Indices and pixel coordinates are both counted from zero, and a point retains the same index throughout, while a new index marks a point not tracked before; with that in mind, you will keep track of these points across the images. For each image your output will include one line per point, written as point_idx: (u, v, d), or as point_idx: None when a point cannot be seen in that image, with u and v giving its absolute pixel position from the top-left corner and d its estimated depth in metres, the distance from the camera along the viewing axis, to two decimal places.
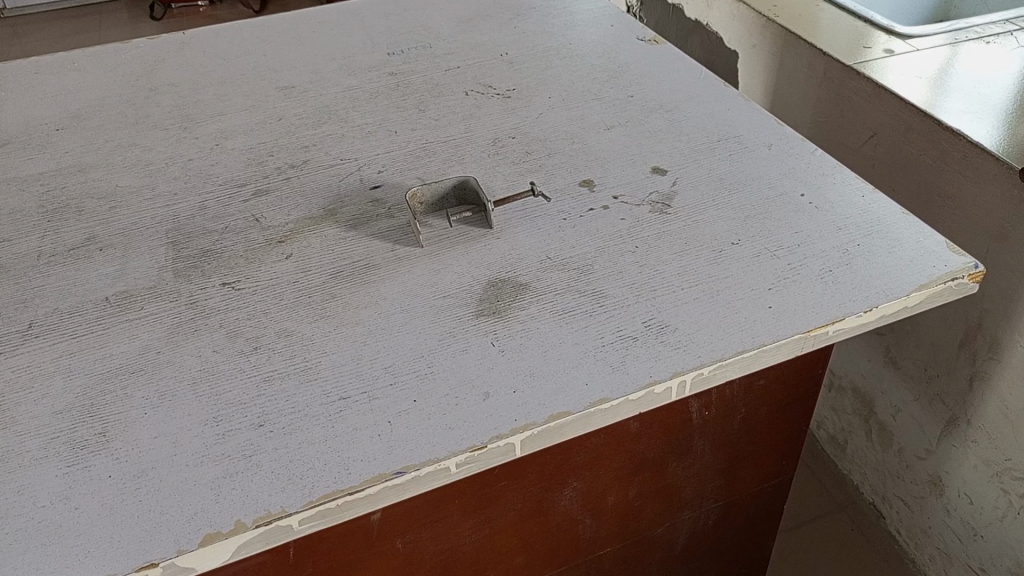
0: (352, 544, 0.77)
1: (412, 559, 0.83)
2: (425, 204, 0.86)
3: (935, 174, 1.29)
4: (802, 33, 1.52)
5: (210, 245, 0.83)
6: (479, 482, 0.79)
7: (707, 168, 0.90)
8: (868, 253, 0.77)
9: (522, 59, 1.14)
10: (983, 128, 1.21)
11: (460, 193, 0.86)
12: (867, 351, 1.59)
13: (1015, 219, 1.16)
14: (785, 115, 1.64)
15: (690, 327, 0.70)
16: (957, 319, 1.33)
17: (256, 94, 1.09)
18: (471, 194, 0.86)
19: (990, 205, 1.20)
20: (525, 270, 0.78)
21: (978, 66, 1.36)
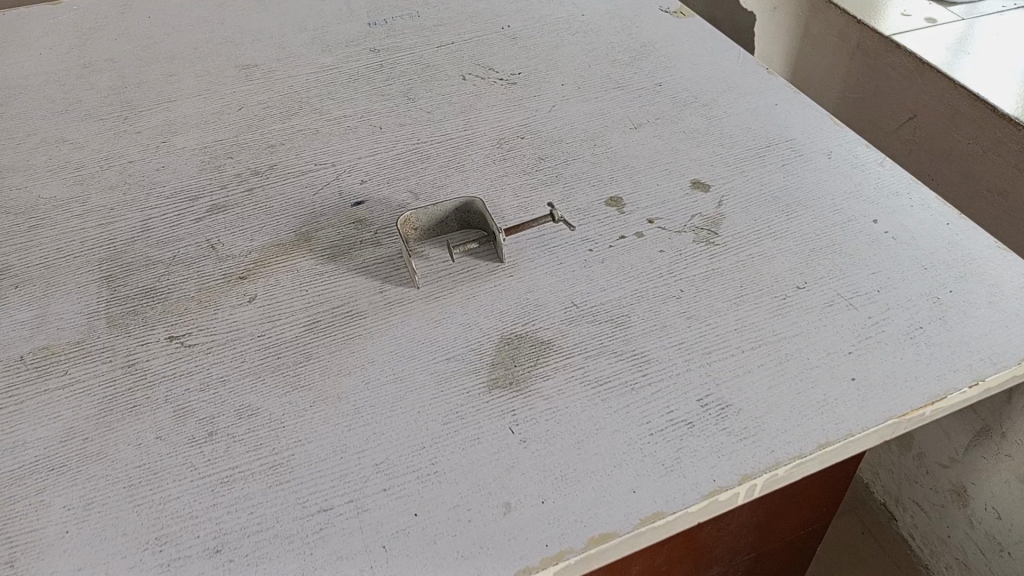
0: None
1: None
2: (422, 225, 0.70)
3: (985, 166, 1.15)
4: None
5: (154, 282, 0.67)
6: None
7: (758, 183, 0.75)
8: (964, 304, 0.63)
9: (527, 34, 0.97)
10: None
11: (466, 211, 0.70)
12: None
13: None
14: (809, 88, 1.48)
15: (758, 408, 0.57)
16: None
17: (211, 74, 0.91)
18: (479, 216, 0.70)
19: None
20: (547, 322, 0.63)
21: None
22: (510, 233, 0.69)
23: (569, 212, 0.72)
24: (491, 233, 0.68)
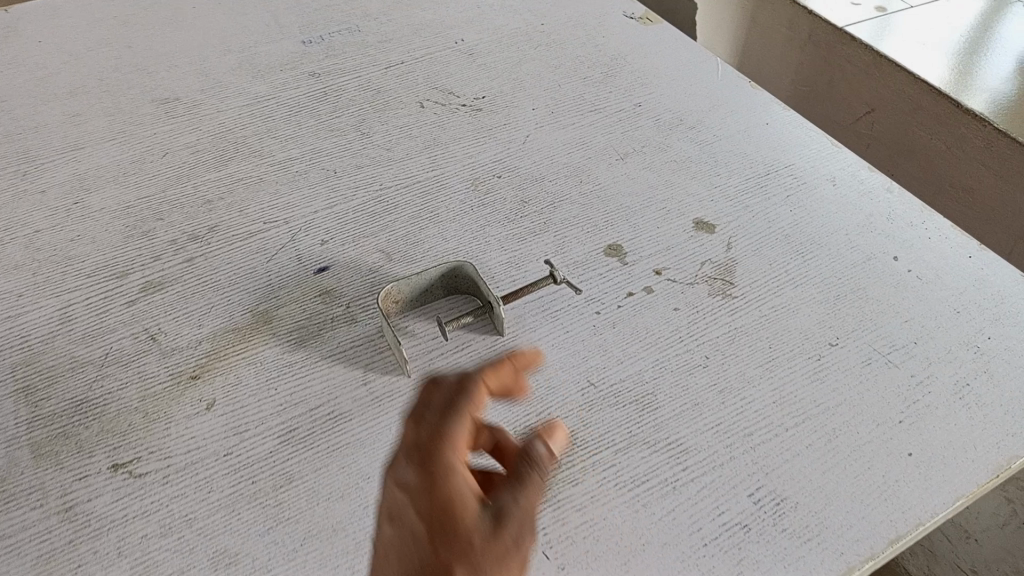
0: None
1: None
2: (408, 294, 0.60)
3: (948, 162, 1.12)
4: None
5: (85, 392, 0.55)
6: None
7: (764, 219, 0.69)
8: (1006, 353, 0.59)
9: (484, 49, 0.87)
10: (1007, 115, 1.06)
11: (460, 275, 0.60)
12: None
13: None
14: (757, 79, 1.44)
15: (816, 500, 0.50)
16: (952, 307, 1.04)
17: (124, 112, 0.78)
18: (474, 281, 0.60)
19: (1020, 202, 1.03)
20: (563, 409, 0.55)
21: (970, 49, 1.20)
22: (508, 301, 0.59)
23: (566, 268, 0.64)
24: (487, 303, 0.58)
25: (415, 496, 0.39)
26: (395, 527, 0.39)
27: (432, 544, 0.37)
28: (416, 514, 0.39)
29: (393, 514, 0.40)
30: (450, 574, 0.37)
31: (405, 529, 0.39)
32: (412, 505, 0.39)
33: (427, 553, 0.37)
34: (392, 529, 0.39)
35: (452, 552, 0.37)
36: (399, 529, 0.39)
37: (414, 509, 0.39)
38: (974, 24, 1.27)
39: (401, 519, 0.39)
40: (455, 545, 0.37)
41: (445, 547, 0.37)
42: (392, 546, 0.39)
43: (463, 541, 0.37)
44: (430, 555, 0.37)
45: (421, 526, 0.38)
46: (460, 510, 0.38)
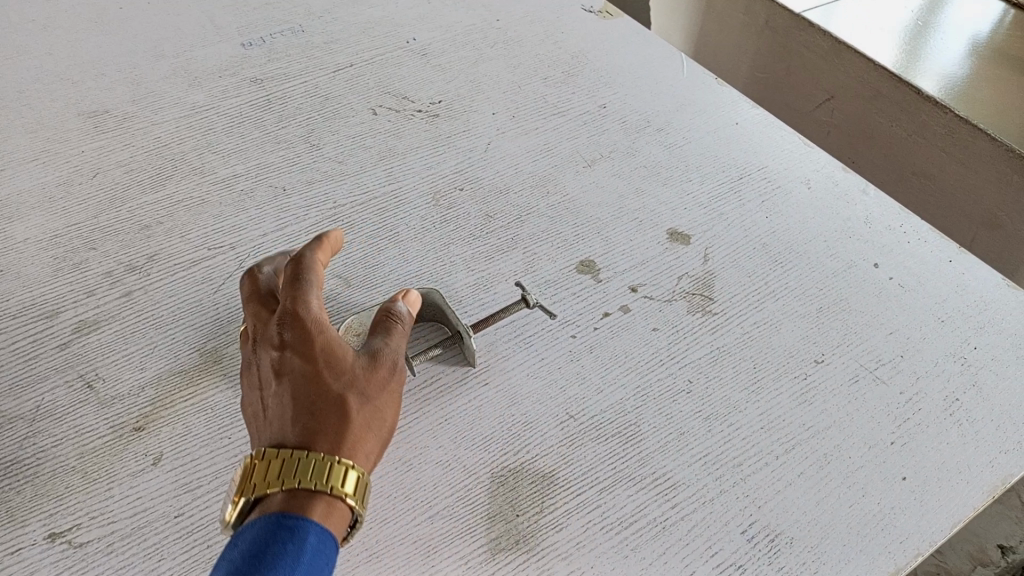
0: None
1: None
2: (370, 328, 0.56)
3: (910, 151, 1.11)
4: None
5: (15, 451, 0.50)
6: None
7: (740, 228, 0.66)
8: (992, 363, 0.57)
9: (438, 48, 0.82)
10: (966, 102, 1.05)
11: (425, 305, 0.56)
12: None
13: (1012, 207, 1.01)
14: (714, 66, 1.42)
15: (813, 535, 0.48)
16: None
17: (48, 128, 0.71)
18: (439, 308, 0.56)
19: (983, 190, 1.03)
20: (542, 445, 0.52)
21: (917, 42, 1.21)
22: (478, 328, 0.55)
23: (538, 289, 0.61)
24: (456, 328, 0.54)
25: (296, 345, 0.43)
26: (282, 379, 0.42)
27: (321, 380, 0.41)
28: (300, 358, 0.42)
29: (278, 367, 0.43)
30: (347, 401, 0.41)
31: (294, 373, 0.42)
32: (297, 354, 0.42)
33: (321, 387, 0.41)
34: (276, 378, 0.42)
35: (342, 385, 0.41)
36: (286, 376, 0.42)
37: (295, 358, 0.42)
38: (918, 17, 1.28)
39: (286, 368, 0.42)
40: (345, 377, 0.42)
41: (335, 382, 0.41)
42: (280, 395, 0.42)
43: (350, 375, 0.42)
44: (321, 389, 0.41)
45: (309, 366, 0.42)
46: (343, 352, 0.43)
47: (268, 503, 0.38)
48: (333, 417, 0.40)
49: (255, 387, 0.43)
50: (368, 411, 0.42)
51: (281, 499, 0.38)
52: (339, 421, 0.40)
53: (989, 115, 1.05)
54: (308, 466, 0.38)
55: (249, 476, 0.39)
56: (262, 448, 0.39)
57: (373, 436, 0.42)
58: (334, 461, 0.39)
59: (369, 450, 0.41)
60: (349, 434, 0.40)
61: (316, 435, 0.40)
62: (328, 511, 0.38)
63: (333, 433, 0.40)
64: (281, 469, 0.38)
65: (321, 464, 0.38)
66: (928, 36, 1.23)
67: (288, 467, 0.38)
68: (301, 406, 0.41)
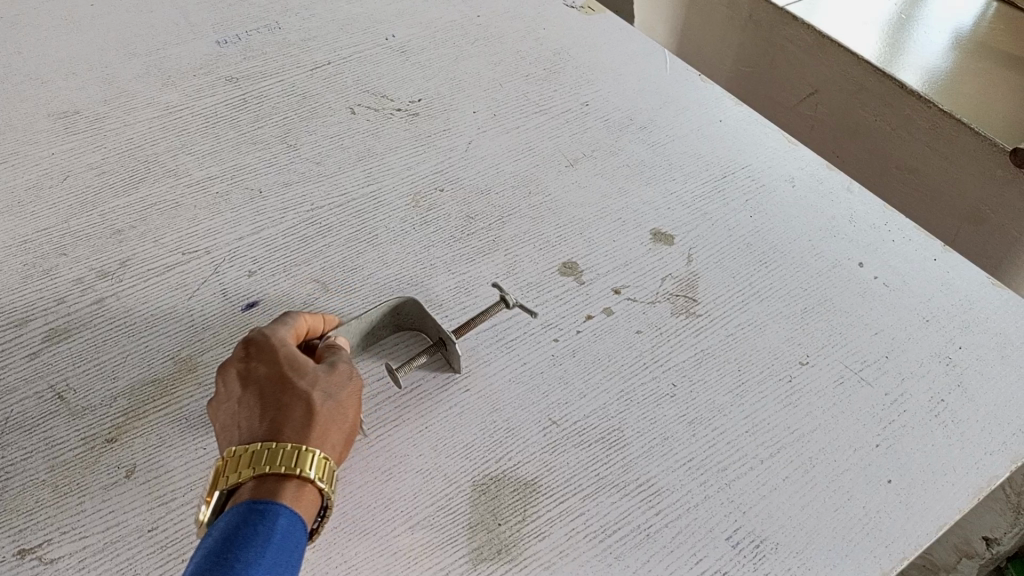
0: None
1: None
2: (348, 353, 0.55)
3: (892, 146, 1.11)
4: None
5: None
6: None
7: (724, 228, 0.65)
8: (977, 363, 0.57)
9: (417, 45, 0.81)
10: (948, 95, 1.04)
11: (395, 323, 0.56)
12: None
13: (996, 201, 1.01)
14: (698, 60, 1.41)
15: (798, 540, 0.47)
16: None
17: (15, 131, 0.70)
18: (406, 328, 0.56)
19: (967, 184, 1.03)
20: (525, 453, 0.51)
21: (900, 35, 1.20)
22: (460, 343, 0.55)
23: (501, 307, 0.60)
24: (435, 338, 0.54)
25: (260, 361, 0.46)
26: (249, 388, 0.45)
27: (284, 381, 0.44)
28: (266, 369, 0.45)
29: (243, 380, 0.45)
30: (311, 395, 0.43)
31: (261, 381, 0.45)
32: (261, 366, 0.46)
33: (286, 386, 0.44)
34: (243, 388, 0.45)
35: (306, 383, 0.44)
36: (253, 385, 0.45)
37: (260, 369, 0.45)
38: (901, 10, 1.27)
39: (252, 379, 0.45)
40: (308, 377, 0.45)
41: (300, 381, 0.44)
42: (248, 402, 0.44)
43: (312, 375, 0.45)
44: (285, 388, 0.44)
45: (274, 372, 0.45)
46: (303, 359, 0.46)
47: (240, 494, 0.39)
48: (300, 408, 0.43)
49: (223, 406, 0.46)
50: (334, 403, 0.44)
51: (251, 487, 0.39)
52: (304, 411, 0.43)
53: (973, 108, 1.05)
54: (278, 458, 0.40)
55: (218, 474, 0.40)
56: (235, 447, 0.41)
57: (341, 427, 0.44)
58: (304, 450, 0.40)
59: (338, 440, 0.43)
60: (315, 422, 0.42)
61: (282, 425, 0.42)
62: (298, 495, 0.39)
63: (300, 421, 0.42)
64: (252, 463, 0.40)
65: (291, 454, 0.40)
66: (911, 29, 1.22)
67: (258, 460, 0.40)
68: (267, 404, 0.43)
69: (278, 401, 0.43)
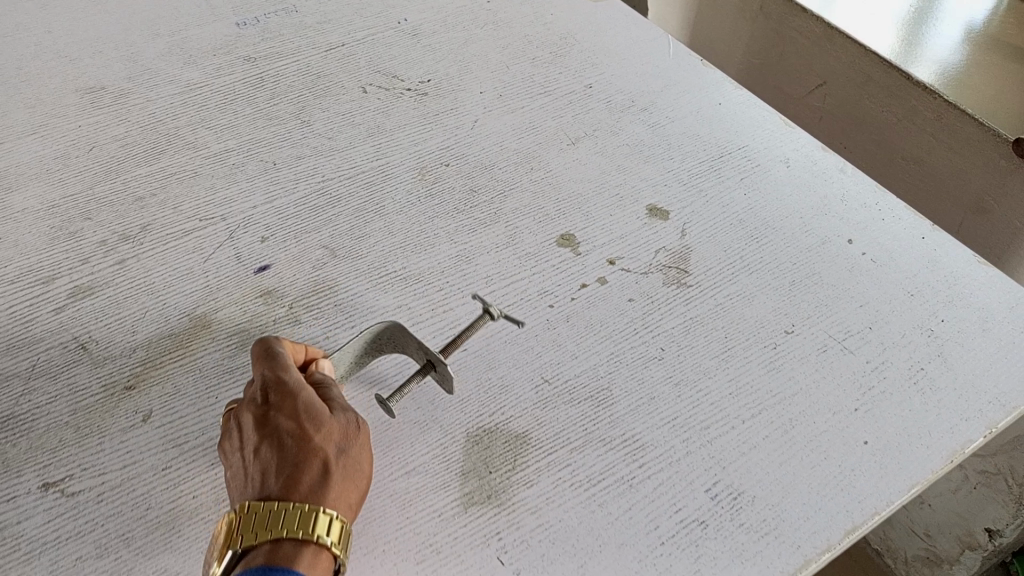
0: None
1: None
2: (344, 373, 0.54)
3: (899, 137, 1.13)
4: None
5: (11, 406, 0.53)
6: None
7: (719, 205, 0.68)
8: (959, 336, 0.58)
9: (428, 29, 0.84)
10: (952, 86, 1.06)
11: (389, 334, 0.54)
12: None
13: (999, 190, 1.02)
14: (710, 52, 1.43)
15: (774, 494, 0.50)
16: None
17: (45, 105, 0.74)
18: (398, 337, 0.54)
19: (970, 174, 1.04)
20: (517, 409, 0.54)
21: (913, 28, 1.21)
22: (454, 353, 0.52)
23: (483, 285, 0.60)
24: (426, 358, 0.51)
25: (275, 408, 0.46)
26: (265, 438, 0.45)
27: (302, 434, 0.45)
28: (286, 418, 0.46)
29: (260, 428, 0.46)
30: (326, 453, 0.44)
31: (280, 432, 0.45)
32: (278, 412, 0.46)
33: (305, 441, 0.45)
34: (259, 437, 0.45)
35: (320, 437, 0.45)
36: (272, 434, 0.45)
37: (277, 416, 0.46)
38: (917, 5, 1.28)
39: (269, 429, 0.45)
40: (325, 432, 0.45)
41: (316, 437, 0.45)
42: (264, 456, 0.45)
43: (328, 428, 0.46)
44: (302, 442, 0.44)
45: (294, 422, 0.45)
46: (320, 408, 0.46)
47: (254, 555, 0.41)
48: (319, 470, 0.44)
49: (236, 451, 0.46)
50: (346, 461, 0.45)
51: (266, 550, 0.41)
52: (323, 472, 0.44)
53: (978, 99, 1.05)
54: (292, 519, 0.41)
55: (233, 530, 0.42)
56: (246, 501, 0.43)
57: (354, 484, 0.45)
58: (318, 510, 0.42)
59: (351, 500, 0.45)
60: (334, 484, 0.44)
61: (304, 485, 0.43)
62: (313, 559, 0.41)
63: (319, 483, 0.43)
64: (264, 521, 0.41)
65: (305, 515, 0.42)
66: (923, 22, 1.23)
67: (271, 519, 0.41)
68: (285, 458, 0.44)
69: (299, 458, 0.44)
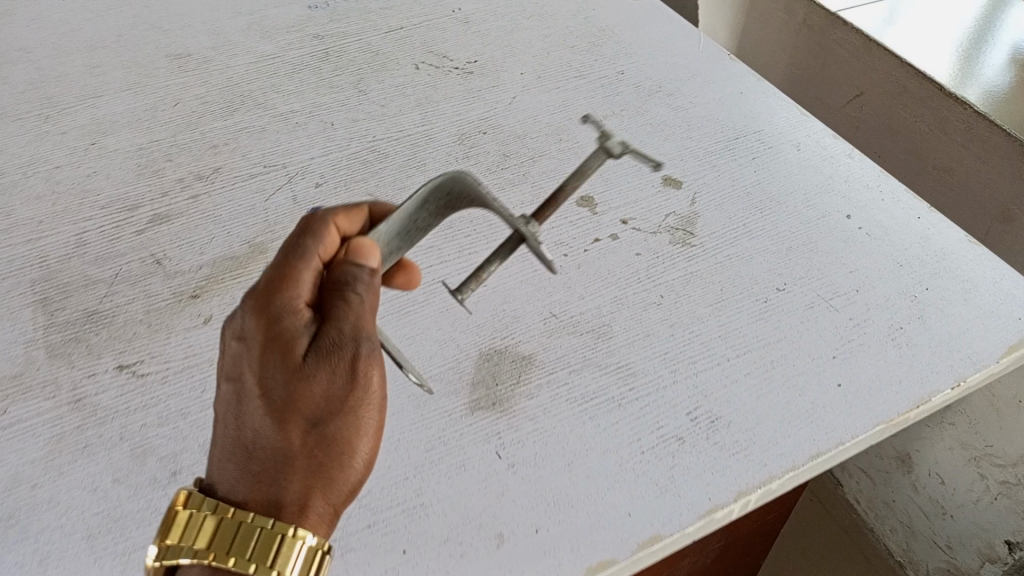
0: None
1: None
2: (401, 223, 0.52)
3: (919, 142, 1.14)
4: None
5: (96, 305, 0.62)
6: None
7: (729, 178, 0.73)
8: (941, 302, 0.63)
9: (479, 18, 0.92)
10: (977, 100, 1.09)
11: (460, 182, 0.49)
12: None
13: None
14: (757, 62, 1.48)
15: (748, 421, 0.56)
16: None
17: (140, 66, 0.84)
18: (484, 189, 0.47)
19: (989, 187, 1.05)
20: (526, 335, 0.60)
21: (965, 53, 1.26)
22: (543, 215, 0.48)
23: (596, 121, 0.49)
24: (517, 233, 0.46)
25: (252, 380, 0.42)
26: (238, 417, 0.42)
27: (270, 423, 0.41)
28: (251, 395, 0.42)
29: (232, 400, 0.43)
30: (292, 449, 0.41)
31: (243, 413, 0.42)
32: (247, 383, 0.43)
33: (263, 431, 0.41)
34: (234, 410, 0.42)
35: (289, 430, 0.41)
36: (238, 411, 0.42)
37: (252, 392, 0.42)
38: (975, 28, 1.32)
39: (243, 404, 0.42)
40: (288, 415, 0.41)
41: (282, 429, 0.41)
42: (235, 434, 0.42)
43: (300, 416, 0.41)
44: (268, 436, 0.41)
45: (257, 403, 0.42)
46: (294, 390, 0.41)
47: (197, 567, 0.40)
48: (278, 467, 0.41)
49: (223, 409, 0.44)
50: (318, 453, 0.41)
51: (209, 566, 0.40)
52: (282, 471, 0.41)
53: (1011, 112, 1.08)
54: (238, 538, 0.39)
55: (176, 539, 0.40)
56: (198, 503, 0.41)
57: (331, 469, 0.41)
58: (268, 528, 0.39)
59: (326, 489, 0.41)
60: (293, 481, 0.40)
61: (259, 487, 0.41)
62: None
63: (276, 485, 0.40)
64: (210, 536, 0.40)
65: (252, 532, 0.39)
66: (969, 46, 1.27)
67: (218, 536, 0.40)
68: (251, 451, 0.41)
69: (256, 449, 0.41)
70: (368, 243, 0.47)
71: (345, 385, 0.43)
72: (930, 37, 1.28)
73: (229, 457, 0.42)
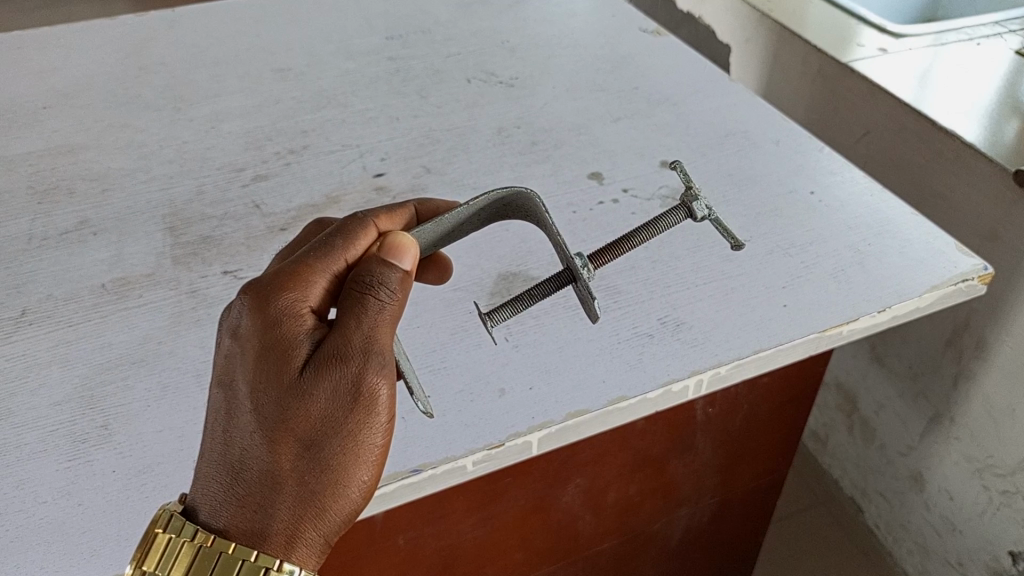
0: (536, 520, 0.88)
1: (568, 516, 0.90)
2: (453, 221, 0.64)
3: (900, 176, 1.17)
4: (765, 12, 1.35)
5: (209, 232, 0.81)
6: (537, 469, 0.81)
7: (714, 163, 0.89)
8: (878, 254, 0.77)
9: (524, 47, 1.12)
10: (973, 134, 1.01)
11: (522, 200, 0.64)
12: (844, 399, 1.43)
13: (1007, 219, 0.99)
14: (794, 99, 1.36)
15: (706, 326, 0.70)
16: (935, 342, 1.18)
17: (251, 76, 1.06)
18: (546, 214, 0.62)
19: (970, 200, 1.04)
20: (536, 263, 0.77)
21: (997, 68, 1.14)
22: (595, 254, 0.66)
23: (685, 179, 0.65)
24: (570, 271, 0.63)
25: (246, 398, 0.50)
26: (230, 433, 0.50)
27: (260, 446, 0.49)
28: (244, 413, 0.50)
29: (226, 414, 0.51)
30: (280, 474, 0.49)
31: (236, 430, 0.50)
32: (241, 399, 0.50)
33: (253, 454, 0.49)
34: (226, 424, 0.51)
35: (278, 457, 0.49)
36: (229, 429, 0.50)
37: (244, 413, 0.50)
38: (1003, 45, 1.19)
39: (234, 421, 0.50)
40: (279, 439, 0.49)
41: (271, 455, 0.49)
42: (225, 450, 0.50)
43: (289, 444, 0.49)
44: (258, 459, 0.49)
45: (248, 422, 0.50)
46: (286, 419, 0.50)
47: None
48: (268, 490, 0.49)
49: (212, 415, 0.52)
50: (302, 480, 0.50)
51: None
52: (271, 495, 0.49)
53: (1014, 107, 1.04)
54: (218, 566, 0.48)
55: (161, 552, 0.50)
56: (174, 529, 0.50)
57: (319, 495, 0.50)
58: (249, 559, 0.48)
59: (314, 516, 0.50)
60: (281, 505, 0.49)
61: (246, 511, 0.49)
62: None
63: (264, 511, 0.49)
64: (191, 559, 0.49)
65: (233, 562, 0.48)
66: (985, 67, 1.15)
67: (198, 562, 0.49)
68: (240, 469, 0.49)
69: (246, 471, 0.49)
70: (396, 252, 0.55)
71: (335, 409, 0.50)
72: (957, 57, 1.17)
73: (219, 474, 0.50)
